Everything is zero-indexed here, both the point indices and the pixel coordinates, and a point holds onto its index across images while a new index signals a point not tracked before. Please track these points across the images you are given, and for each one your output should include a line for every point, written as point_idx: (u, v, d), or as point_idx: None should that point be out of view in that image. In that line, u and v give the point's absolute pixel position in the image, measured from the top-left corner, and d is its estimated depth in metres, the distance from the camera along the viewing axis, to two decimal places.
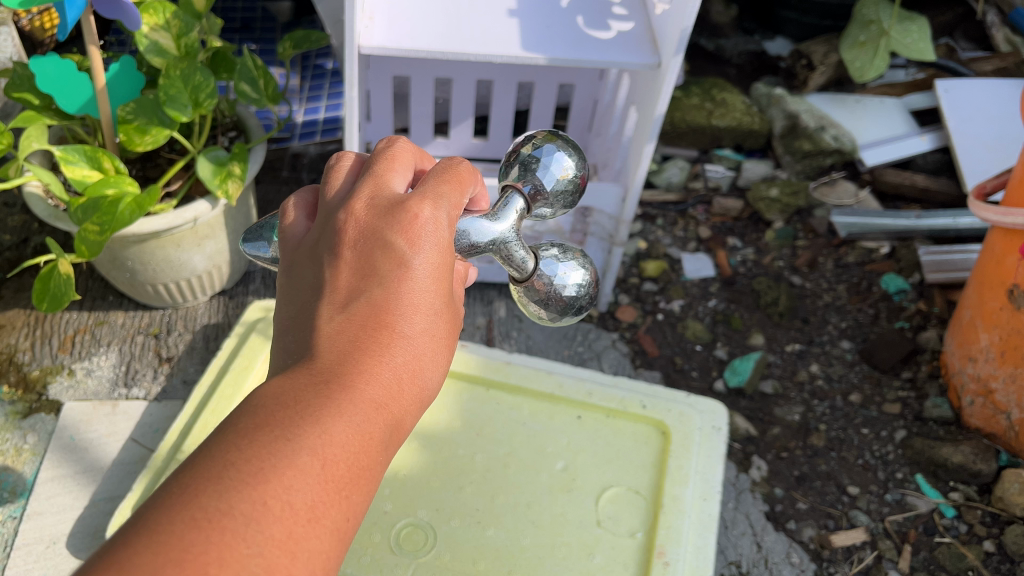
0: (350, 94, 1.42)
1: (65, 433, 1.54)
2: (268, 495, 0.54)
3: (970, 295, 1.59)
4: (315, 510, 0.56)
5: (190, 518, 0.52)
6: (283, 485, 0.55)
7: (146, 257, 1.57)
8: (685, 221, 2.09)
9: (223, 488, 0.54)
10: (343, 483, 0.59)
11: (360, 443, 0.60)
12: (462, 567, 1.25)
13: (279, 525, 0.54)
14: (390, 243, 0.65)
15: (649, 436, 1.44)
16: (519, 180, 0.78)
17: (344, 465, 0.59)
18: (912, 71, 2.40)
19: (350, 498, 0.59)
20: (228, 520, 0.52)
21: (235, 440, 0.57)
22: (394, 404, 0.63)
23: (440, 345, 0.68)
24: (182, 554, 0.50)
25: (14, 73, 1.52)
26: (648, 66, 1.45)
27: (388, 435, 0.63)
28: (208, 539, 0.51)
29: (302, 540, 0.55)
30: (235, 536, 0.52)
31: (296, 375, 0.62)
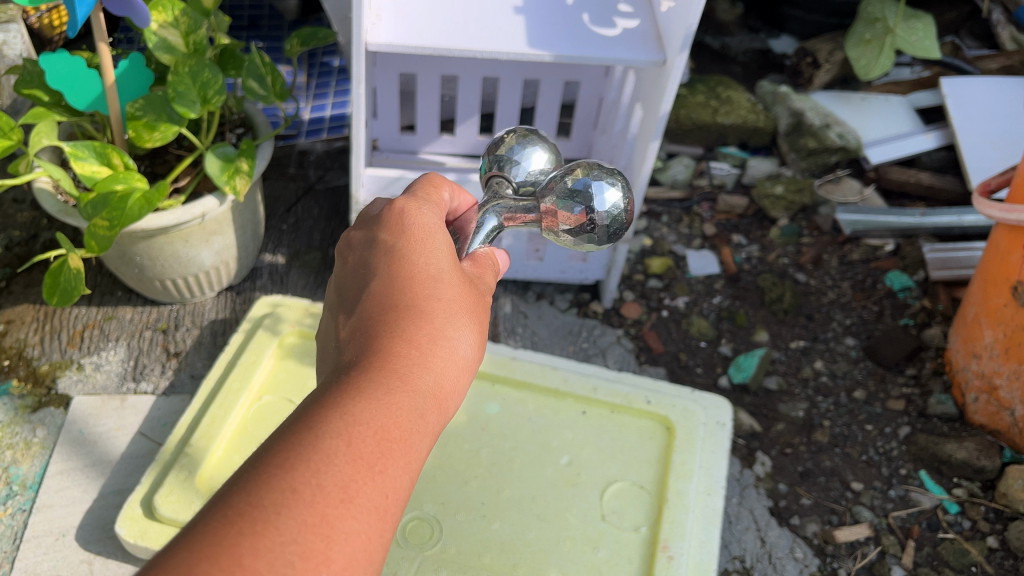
0: (357, 90, 1.44)
1: (74, 427, 1.55)
2: (297, 482, 0.55)
3: (975, 292, 1.59)
4: (347, 490, 0.57)
5: (227, 511, 0.53)
6: (311, 470, 0.56)
7: (154, 252, 1.58)
8: (690, 218, 2.09)
9: (258, 479, 0.55)
10: (373, 461, 0.59)
11: (385, 420, 0.62)
12: (468, 560, 1.26)
13: (312, 509, 0.54)
14: (388, 244, 0.76)
15: (654, 431, 1.45)
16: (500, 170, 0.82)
17: (369, 441, 0.60)
18: (917, 69, 2.40)
19: (386, 474, 0.60)
20: (261, 511, 0.53)
21: (267, 445, 0.60)
22: (415, 384, 0.66)
23: (458, 328, 0.72)
24: (219, 544, 0.51)
25: (23, 69, 1.54)
26: (654, 63, 1.45)
27: (417, 416, 0.65)
28: (243, 530, 0.52)
29: (338, 520, 0.55)
30: (268, 525, 0.52)
31: (321, 385, 0.66)
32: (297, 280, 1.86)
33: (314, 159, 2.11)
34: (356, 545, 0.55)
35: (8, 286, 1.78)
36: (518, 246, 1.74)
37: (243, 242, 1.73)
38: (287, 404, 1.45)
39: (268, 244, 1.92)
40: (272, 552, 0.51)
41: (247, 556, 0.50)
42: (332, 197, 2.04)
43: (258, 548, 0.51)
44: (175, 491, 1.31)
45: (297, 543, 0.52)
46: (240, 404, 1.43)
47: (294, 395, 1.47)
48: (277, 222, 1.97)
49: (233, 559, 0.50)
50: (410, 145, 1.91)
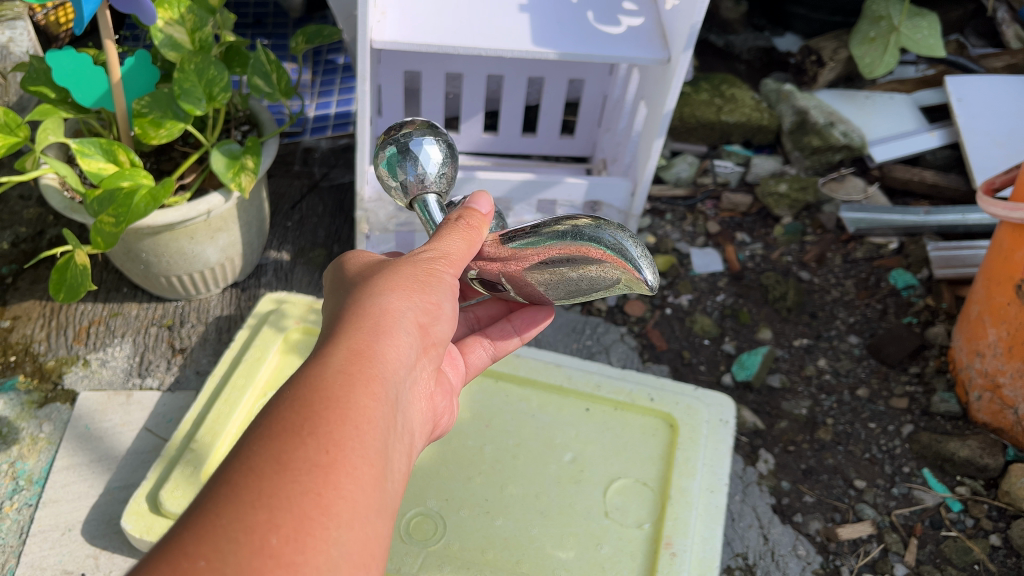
0: (362, 88, 1.44)
1: (81, 422, 1.56)
2: (230, 473, 0.55)
3: (978, 290, 1.59)
4: (280, 458, 0.56)
5: (179, 532, 0.53)
6: (240, 456, 0.56)
7: (160, 249, 1.59)
8: (694, 216, 2.10)
9: (201, 494, 0.55)
10: (300, 424, 0.58)
11: (304, 389, 0.61)
12: (472, 556, 1.27)
13: (246, 490, 0.54)
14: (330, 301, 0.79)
15: (657, 428, 1.46)
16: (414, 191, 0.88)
17: (291, 410, 0.59)
18: (922, 67, 2.40)
19: (320, 428, 0.58)
20: (201, 509, 0.53)
21: None
22: (335, 355, 0.66)
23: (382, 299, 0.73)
24: (168, 552, 0.50)
25: (30, 66, 1.55)
26: (658, 61, 1.46)
27: (338, 375, 0.63)
28: (188, 531, 0.52)
29: (276, 483, 0.54)
30: (209, 514, 0.52)
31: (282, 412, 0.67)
32: (302, 276, 1.86)
33: (318, 156, 2.12)
34: (303, 504, 0.54)
35: (14, 282, 1.79)
36: None
37: (247, 239, 1.74)
38: None
39: (273, 241, 1.93)
40: (210, 536, 0.50)
41: (190, 549, 0.50)
42: (336, 194, 2.04)
43: (202, 540, 0.51)
44: (181, 486, 1.32)
45: (237, 523, 0.51)
46: (245, 399, 1.44)
47: None
48: (282, 219, 1.97)
49: (179, 550, 0.50)
50: None
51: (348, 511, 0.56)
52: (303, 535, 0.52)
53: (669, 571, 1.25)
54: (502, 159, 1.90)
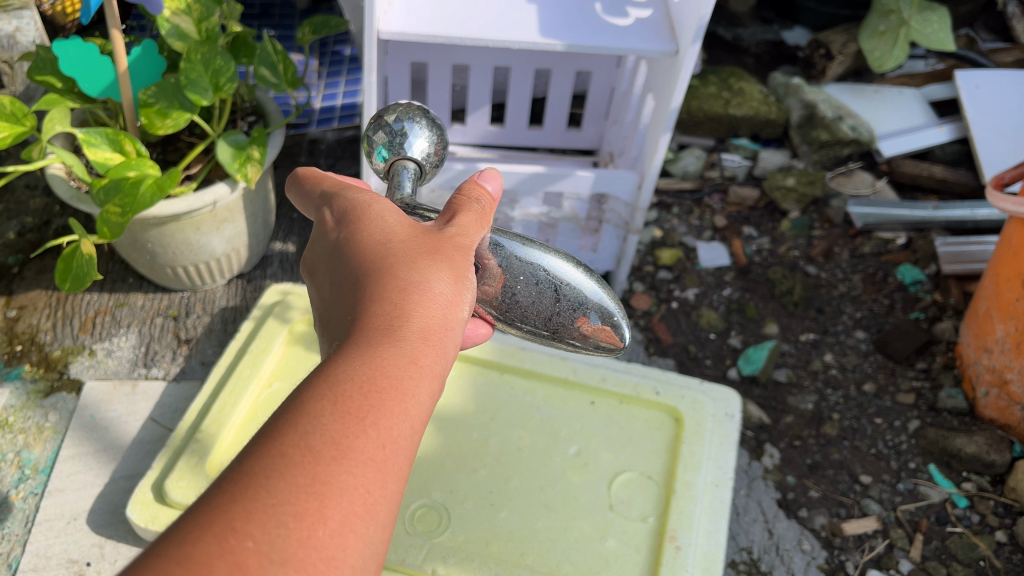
0: (369, 79, 1.43)
1: (86, 411, 1.56)
2: (286, 445, 0.51)
3: (987, 285, 1.58)
4: (340, 444, 0.52)
5: (215, 493, 0.48)
6: (298, 433, 0.52)
7: (166, 239, 1.59)
8: (701, 209, 2.09)
9: (242, 459, 0.51)
10: (363, 412, 0.54)
11: (373, 370, 0.57)
12: (476, 548, 1.26)
13: (302, 470, 0.50)
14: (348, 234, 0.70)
15: (662, 422, 1.46)
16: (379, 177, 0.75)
17: (355, 393, 0.55)
18: (931, 62, 2.38)
19: (378, 423, 0.55)
20: (247, 479, 0.49)
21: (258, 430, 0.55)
22: (399, 331, 0.61)
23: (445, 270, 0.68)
24: (208, 520, 0.46)
25: (37, 56, 1.55)
26: (666, 53, 1.45)
27: (406, 362, 0.59)
28: (232, 497, 0.48)
29: (331, 476, 0.50)
30: (259, 488, 0.48)
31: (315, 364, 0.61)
32: None
33: (325, 148, 2.12)
34: (355, 500, 0.50)
35: (20, 272, 1.79)
36: (528, 237, 1.75)
37: (253, 230, 1.74)
38: None
39: (279, 232, 1.93)
40: (261, 514, 0.47)
41: (238, 523, 0.46)
42: None
43: (248, 515, 0.47)
44: (186, 476, 1.32)
45: (289, 507, 0.48)
46: (251, 390, 1.44)
47: None
48: (288, 210, 1.97)
49: (226, 524, 0.46)
50: None
51: (388, 513, 0.53)
52: (350, 532, 0.49)
53: (674, 565, 1.25)
54: (509, 152, 1.90)
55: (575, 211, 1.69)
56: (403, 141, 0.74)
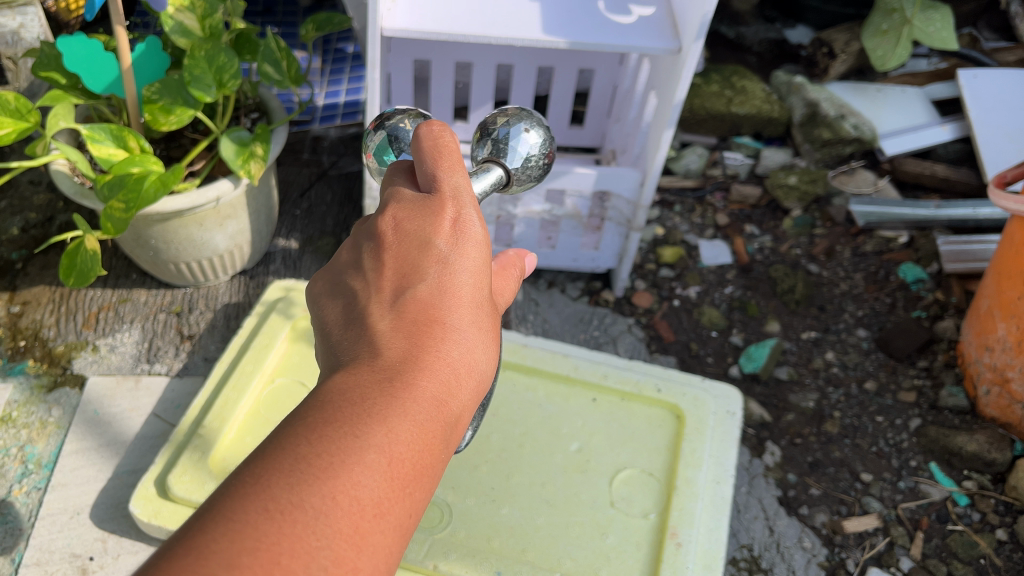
0: (372, 76, 1.44)
1: (89, 406, 1.57)
2: (337, 490, 0.53)
3: (989, 284, 1.59)
4: (380, 506, 0.55)
5: (258, 516, 0.50)
6: (352, 481, 0.54)
7: (168, 235, 1.59)
8: (703, 208, 2.09)
9: (292, 484, 0.52)
10: (408, 482, 0.57)
11: (424, 438, 0.59)
12: (477, 544, 1.27)
13: (346, 520, 0.53)
14: (429, 240, 0.66)
15: (664, 419, 1.46)
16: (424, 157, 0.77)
17: (408, 460, 0.57)
18: (934, 61, 2.38)
19: (414, 495, 0.58)
20: (298, 515, 0.51)
21: (304, 434, 0.56)
22: (450, 400, 0.62)
23: (492, 334, 0.68)
24: (251, 548, 0.49)
25: (41, 52, 1.55)
26: (669, 51, 1.45)
27: (447, 436, 0.61)
28: (277, 530, 0.50)
29: (367, 537, 0.54)
30: (305, 528, 0.51)
31: (359, 371, 0.61)
32: (310, 265, 1.86)
33: (328, 145, 2.12)
34: (380, 561, 0.54)
35: (24, 267, 1.79)
36: (530, 233, 1.75)
37: (256, 226, 1.74)
38: (300, 387, 1.46)
39: (282, 229, 1.93)
40: (303, 559, 0.50)
41: (281, 561, 0.49)
42: (346, 182, 2.05)
43: (290, 556, 0.50)
44: (189, 471, 1.32)
45: (330, 553, 0.51)
46: (254, 386, 1.44)
47: (307, 378, 1.48)
48: (290, 207, 1.98)
49: (269, 565, 0.49)
50: None
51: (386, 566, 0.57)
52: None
53: (675, 561, 1.26)
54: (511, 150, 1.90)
55: (577, 208, 1.68)
56: (501, 147, 0.77)
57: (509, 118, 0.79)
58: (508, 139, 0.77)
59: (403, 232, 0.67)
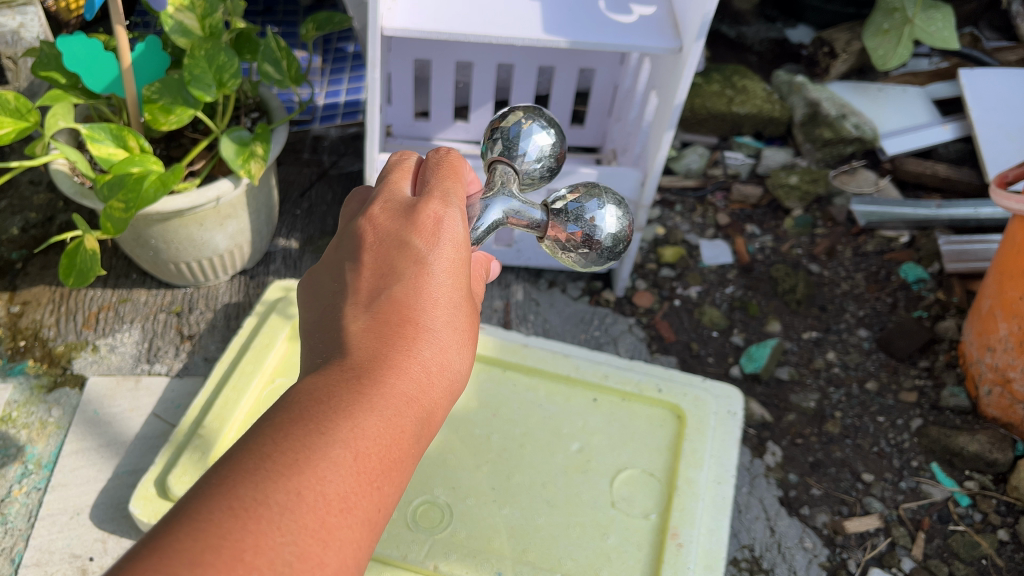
0: (372, 75, 1.43)
1: (89, 406, 1.56)
2: (303, 486, 0.55)
3: (991, 284, 1.58)
4: (346, 501, 0.57)
5: (222, 509, 0.52)
6: (317, 476, 0.56)
7: (169, 235, 1.59)
8: (704, 207, 2.09)
9: (258, 478, 0.54)
10: (374, 477, 0.59)
11: (390, 435, 0.61)
12: (477, 544, 1.27)
13: (312, 515, 0.54)
14: (406, 241, 0.71)
15: (665, 419, 1.46)
16: (506, 154, 0.81)
17: (373, 454, 0.60)
18: (935, 60, 2.38)
19: (380, 489, 0.60)
20: (264, 511, 0.52)
21: (272, 434, 0.58)
22: (416, 398, 0.65)
23: (463, 336, 0.72)
24: (217, 541, 0.50)
25: (41, 52, 1.55)
26: (670, 50, 1.44)
27: (413, 433, 0.64)
28: (244, 524, 0.51)
29: (333, 531, 0.55)
30: (271, 524, 0.52)
31: (328, 372, 0.64)
32: (311, 265, 1.86)
33: (328, 144, 2.12)
34: (347, 555, 0.56)
35: (24, 267, 1.79)
36: (531, 233, 1.74)
37: (256, 226, 1.74)
38: None
39: (282, 229, 1.93)
40: (269, 551, 0.51)
41: (247, 556, 0.50)
42: (346, 181, 2.05)
43: (256, 550, 0.51)
44: (189, 472, 1.32)
45: (294, 547, 0.53)
46: (254, 385, 1.44)
47: None
48: (291, 207, 1.97)
49: (236, 557, 0.50)
50: (423, 131, 1.92)
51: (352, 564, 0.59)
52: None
53: (676, 562, 1.25)
54: None
55: None
56: (563, 211, 0.76)
57: (606, 203, 0.76)
58: (574, 214, 0.76)
59: (383, 235, 0.72)
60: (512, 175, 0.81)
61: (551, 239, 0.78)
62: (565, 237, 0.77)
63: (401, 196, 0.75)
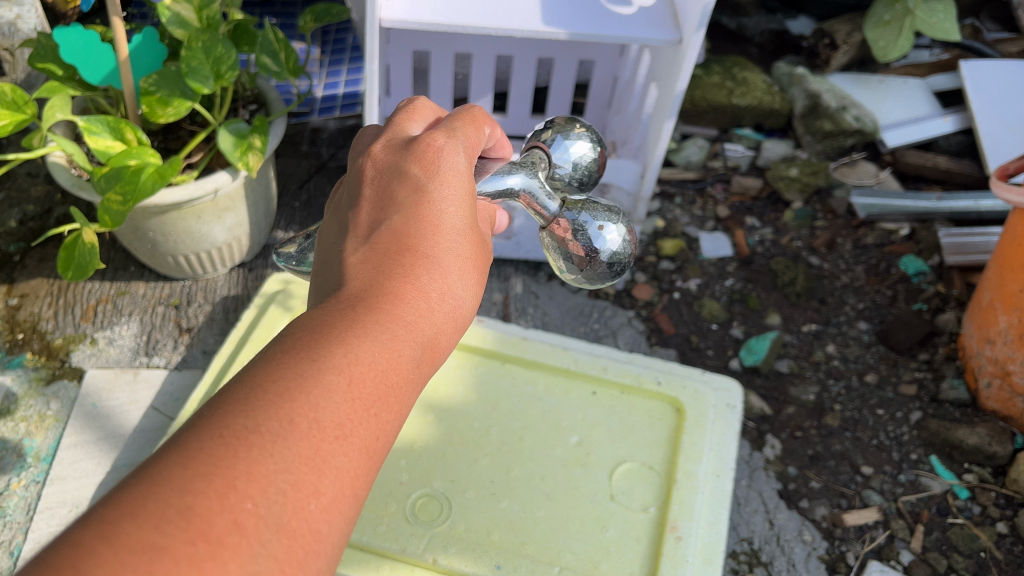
0: (371, 68, 1.43)
1: (88, 400, 1.56)
2: (295, 414, 0.53)
3: (991, 276, 1.58)
4: (343, 428, 0.55)
5: (211, 438, 0.50)
6: (310, 404, 0.54)
7: (167, 228, 1.58)
8: (703, 199, 2.08)
9: (249, 405, 0.53)
10: (373, 405, 0.58)
11: (388, 362, 0.60)
12: (476, 537, 1.27)
13: (306, 442, 0.52)
14: (406, 170, 0.71)
15: (664, 412, 1.46)
16: (547, 142, 0.77)
17: (370, 381, 0.58)
18: (936, 52, 2.37)
19: (378, 417, 0.58)
20: (255, 438, 0.51)
21: (263, 366, 0.56)
22: (416, 326, 0.64)
23: (467, 267, 0.71)
24: (208, 468, 0.48)
25: (37, 44, 1.54)
26: (670, 42, 1.44)
27: (413, 363, 0.63)
28: (235, 452, 0.50)
29: (331, 459, 0.53)
30: (263, 451, 0.50)
31: (323, 306, 0.63)
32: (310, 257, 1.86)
33: (327, 137, 2.11)
34: (346, 484, 0.54)
35: (22, 260, 1.78)
36: (530, 226, 1.74)
37: (255, 219, 1.73)
38: None
39: (280, 221, 1.93)
40: (262, 479, 0.49)
41: (238, 484, 0.48)
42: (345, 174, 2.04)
43: (249, 477, 0.49)
44: None
45: (289, 476, 0.50)
46: None
47: None
48: (289, 199, 1.97)
49: (227, 484, 0.48)
50: None
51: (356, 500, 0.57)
52: (335, 510, 0.52)
53: (675, 554, 1.25)
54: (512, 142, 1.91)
55: None
56: (580, 223, 0.73)
57: (616, 245, 0.74)
58: (586, 230, 0.73)
59: (384, 168, 0.73)
60: (545, 160, 0.77)
61: (551, 235, 0.76)
62: (564, 238, 0.74)
63: (405, 136, 0.75)
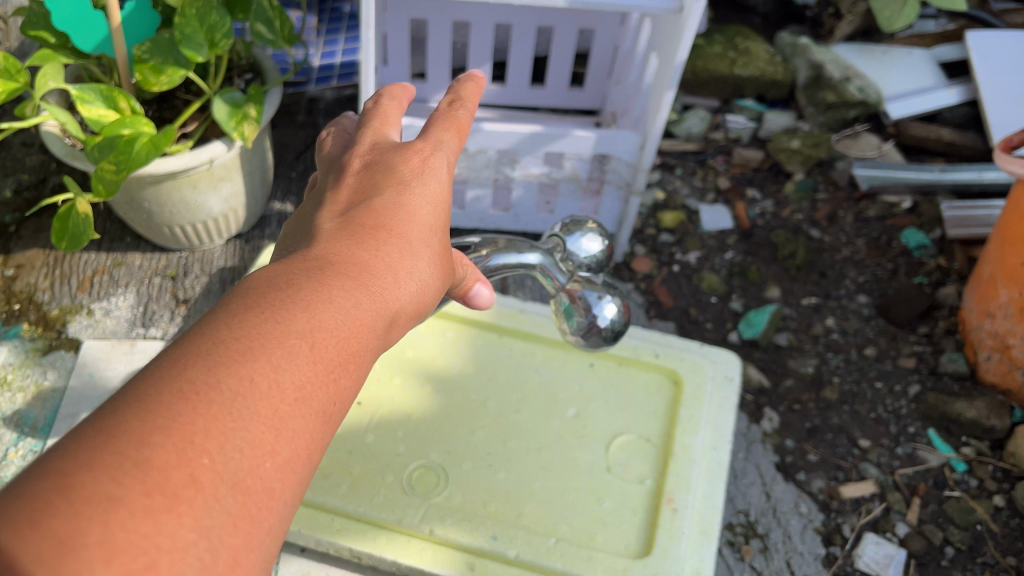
0: (367, 36, 1.40)
1: (85, 370, 1.54)
2: (256, 375, 0.51)
3: (992, 250, 1.57)
4: (303, 391, 0.53)
5: (168, 387, 0.48)
6: (273, 364, 0.52)
7: (162, 198, 1.57)
8: (704, 171, 2.06)
9: (212, 358, 0.50)
10: (337, 370, 0.56)
11: (353, 331, 0.58)
12: (473, 509, 1.27)
13: (265, 404, 0.50)
14: (392, 167, 0.73)
15: (661, 385, 1.45)
16: (565, 231, 0.86)
17: (335, 346, 0.56)
18: (942, 22, 2.31)
19: (340, 381, 0.56)
20: (213, 395, 0.48)
21: (224, 318, 0.54)
22: (385, 299, 0.63)
23: (436, 251, 0.70)
24: (164, 417, 0.46)
25: (29, 11, 1.52)
26: (670, 11, 1.41)
27: (377, 336, 0.61)
28: (192, 408, 0.47)
29: (287, 420, 0.51)
30: (223, 409, 0.48)
31: (291, 263, 0.61)
32: None
33: (324, 106, 2.09)
34: (300, 447, 0.51)
35: (17, 230, 1.78)
36: (528, 197, 1.73)
37: (251, 189, 1.72)
38: None
39: (277, 192, 1.91)
40: (221, 436, 0.47)
41: (196, 439, 0.46)
42: None
43: (205, 434, 0.46)
44: None
45: (243, 436, 0.48)
46: None
47: None
48: (286, 170, 1.95)
49: (184, 438, 0.45)
50: (420, 94, 1.90)
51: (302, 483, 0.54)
52: (290, 471, 0.50)
53: (671, 525, 1.25)
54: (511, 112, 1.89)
55: (576, 171, 1.66)
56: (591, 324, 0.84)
57: (613, 321, 0.85)
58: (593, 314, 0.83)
59: (370, 162, 0.74)
60: None
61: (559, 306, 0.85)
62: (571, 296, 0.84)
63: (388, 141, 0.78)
